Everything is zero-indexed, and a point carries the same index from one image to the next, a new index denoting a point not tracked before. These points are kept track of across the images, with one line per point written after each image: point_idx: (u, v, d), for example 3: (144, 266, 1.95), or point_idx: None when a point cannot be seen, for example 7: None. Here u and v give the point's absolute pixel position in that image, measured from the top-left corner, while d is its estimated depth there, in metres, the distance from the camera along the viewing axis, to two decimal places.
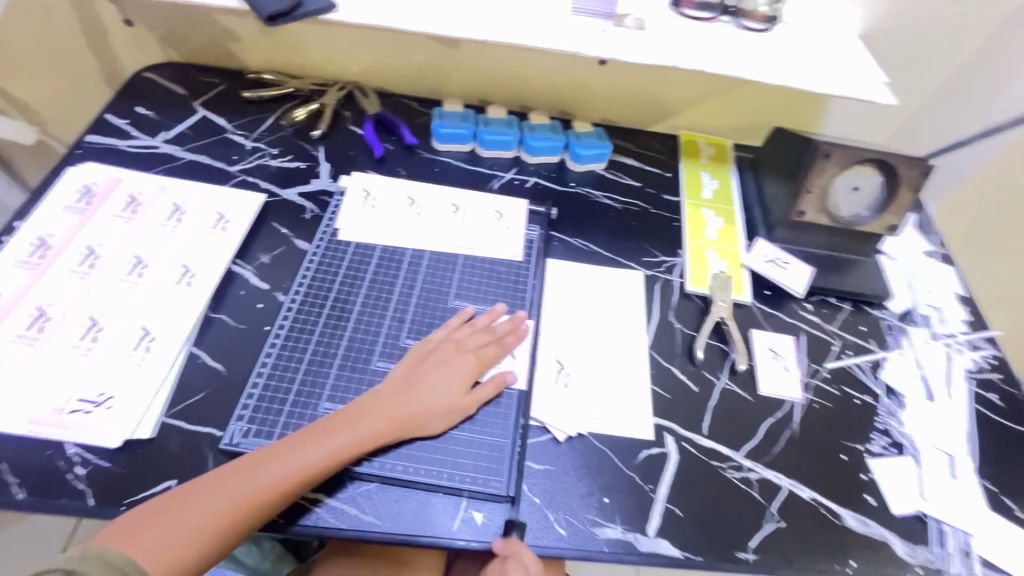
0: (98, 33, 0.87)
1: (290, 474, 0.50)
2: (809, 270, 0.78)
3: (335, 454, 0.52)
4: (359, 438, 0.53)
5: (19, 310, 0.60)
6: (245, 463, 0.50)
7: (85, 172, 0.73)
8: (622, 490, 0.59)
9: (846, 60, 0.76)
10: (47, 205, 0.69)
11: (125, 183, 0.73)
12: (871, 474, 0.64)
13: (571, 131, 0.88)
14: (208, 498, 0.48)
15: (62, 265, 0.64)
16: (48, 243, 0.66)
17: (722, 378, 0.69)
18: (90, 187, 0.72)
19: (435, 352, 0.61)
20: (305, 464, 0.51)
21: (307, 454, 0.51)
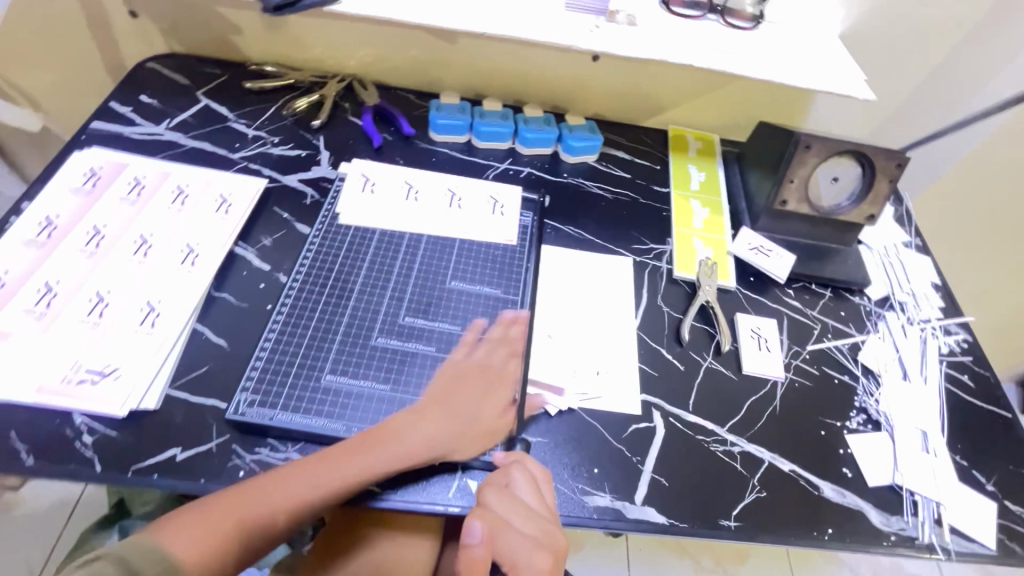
0: (102, 24, 0.89)
1: (337, 484, 0.51)
2: (792, 258, 0.82)
3: (377, 468, 0.53)
4: (400, 453, 0.55)
5: (28, 286, 0.62)
6: (290, 473, 0.51)
7: (90, 157, 0.75)
8: (612, 461, 0.62)
9: (826, 57, 0.80)
10: (53, 187, 0.71)
11: (130, 168, 0.75)
12: (848, 449, 0.67)
13: (564, 123, 0.91)
14: (256, 504, 0.48)
15: (69, 245, 0.66)
16: (54, 223, 0.68)
17: (707, 358, 0.72)
18: (95, 171, 0.74)
19: (467, 372, 0.62)
20: (352, 476, 0.52)
21: (353, 467, 0.52)
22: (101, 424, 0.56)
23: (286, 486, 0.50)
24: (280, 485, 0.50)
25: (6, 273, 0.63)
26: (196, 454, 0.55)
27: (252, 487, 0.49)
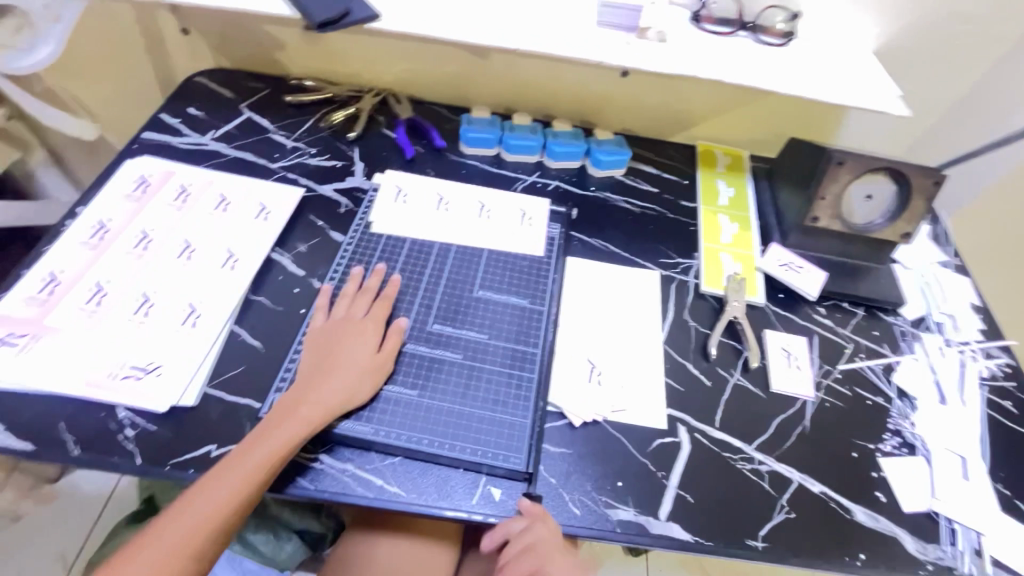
0: (156, 41, 0.94)
1: (252, 473, 0.53)
2: (823, 275, 0.80)
3: (290, 436, 0.54)
4: (298, 425, 0.55)
5: (80, 286, 0.66)
6: (212, 477, 0.53)
7: (141, 165, 0.79)
8: (636, 475, 0.61)
9: (860, 74, 0.79)
10: (107, 193, 0.75)
11: (177, 176, 0.79)
12: (881, 472, 0.65)
13: (592, 138, 0.92)
14: (187, 517, 0.51)
15: (119, 247, 0.70)
16: (106, 227, 0.72)
17: (734, 374, 0.71)
18: (145, 179, 0.78)
19: (339, 331, 0.63)
20: (263, 462, 0.53)
21: (259, 453, 0.53)
22: (142, 419, 0.58)
23: (208, 492, 0.52)
24: (203, 493, 0.52)
25: (62, 273, 0.66)
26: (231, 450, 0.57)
27: (182, 501, 0.52)
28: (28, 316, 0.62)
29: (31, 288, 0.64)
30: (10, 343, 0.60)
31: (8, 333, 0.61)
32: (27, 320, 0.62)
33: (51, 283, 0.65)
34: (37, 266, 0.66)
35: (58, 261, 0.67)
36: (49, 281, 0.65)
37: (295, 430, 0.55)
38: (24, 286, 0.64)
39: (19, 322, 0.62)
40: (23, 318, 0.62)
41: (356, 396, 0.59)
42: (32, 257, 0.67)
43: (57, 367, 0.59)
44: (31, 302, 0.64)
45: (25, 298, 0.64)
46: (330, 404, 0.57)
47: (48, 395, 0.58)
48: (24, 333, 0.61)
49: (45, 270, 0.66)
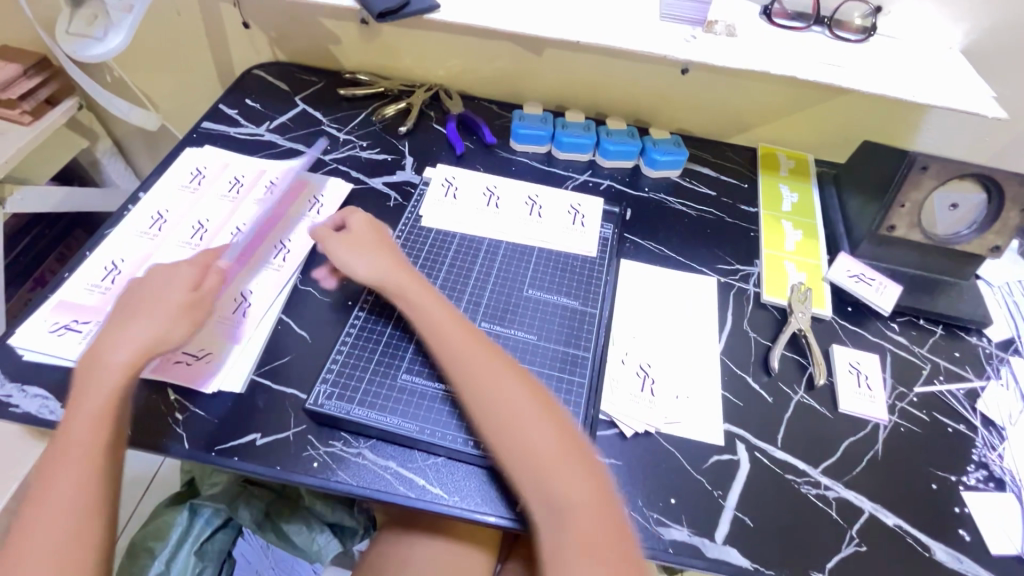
0: (218, 34, 0.96)
1: (93, 432, 0.48)
2: (899, 290, 0.74)
3: (118, 383, 0.50)
4: (119, 371, 0.51)
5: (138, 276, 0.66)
6: (45, 473, 0.47)
7: (198, 157, 0.80)
8: (690, 494, 0.57)
9: (949, 73, 0.73)
10: (164, 183, 0.76)
11: (232, 168, 0.80)
12: (964, 508, 0.60)
13: (647, 137, 0.89)
14: (43, 520, 0.45)
15: (177, 237, 0.70)
16: (164, 218, 0.73)
17: (798, 392, 0.66)
18: (201, 172, 0.79)
19: (142, 282, 0.57)
20: (98, 421, 0.49)
21: (88, 414, 0.49)
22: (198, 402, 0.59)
23: (60, 472, 0.47)
24: (45, 492, 0.46)
25: (122, 262, 0.68)
26: (275, 441, 0.57)
27: (26, 515, 0.45)
28: (92, 303, 0.64)
29: (93, 277, 0.66)
30: (75, 329, 0.61)
31: (73, 320, 0.62)
32: (91, 307, 0.63)
33: (112, 271, 0.66)
34: (100, 255, 0.68)
35: (119, 251, 0.68)
36: (110, 269, 0.67)
37: (114, 381, 0.50)
38: (89, 273, 0.66)
39: (83, 309, 0.63)
40: (87, 305, 0.63)
41: (182, 327, 0.55)
42: (95, 245, 0.69)
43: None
44: (94, 290, 0.65)
45: (88, 286, 0.65)
46: (138, 345, 0.52)
47: None
48: (88, 320, 0.62)
49: (107, 258, 0.68)
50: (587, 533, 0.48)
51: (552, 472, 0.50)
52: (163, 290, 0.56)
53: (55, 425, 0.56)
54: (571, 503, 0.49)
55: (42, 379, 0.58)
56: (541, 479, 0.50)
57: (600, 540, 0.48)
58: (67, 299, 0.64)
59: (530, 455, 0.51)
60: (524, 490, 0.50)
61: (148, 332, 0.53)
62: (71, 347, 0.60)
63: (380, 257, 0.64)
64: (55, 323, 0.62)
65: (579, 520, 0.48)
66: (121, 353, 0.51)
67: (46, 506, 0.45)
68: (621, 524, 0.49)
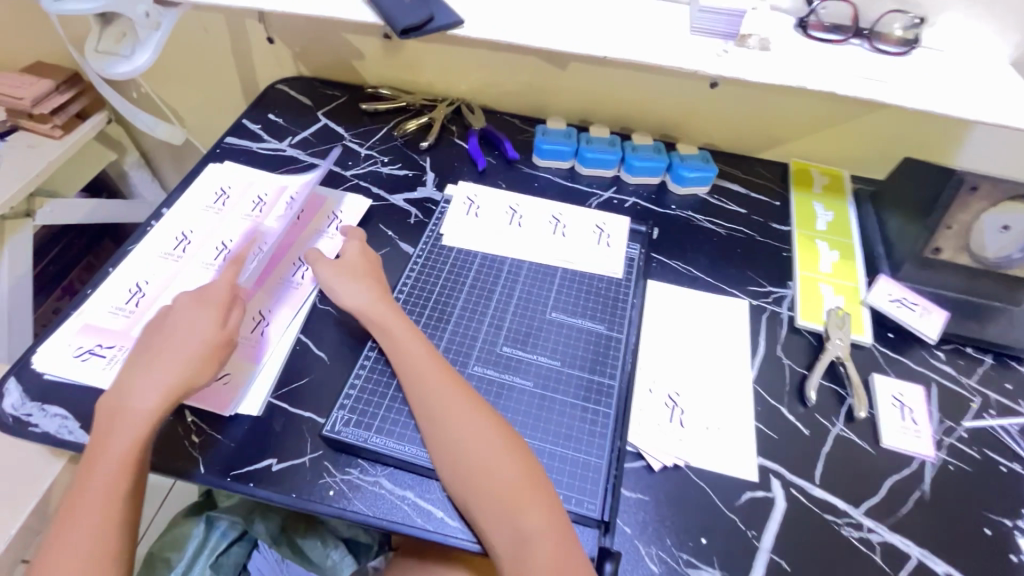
0: (243, 50, 0.97)
1: (116, 473, 0.48)
2: (944, 316, 0.70)
3: (142, 426, 0.50)
4: (144, 414, 0.50)
5: (161, 299, 0.66)
6: (68, 512, 0.46)
7: (222, 176, 0.80)
8: (722, 533, 0.54)
9: (999, 87, 0.69)
10: (188, 203, 0.76)
11: (258, 188, 0.79)
12: (1021, 556, 0.55)
13: (674, 152, 0.86)
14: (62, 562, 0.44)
15: (201, 258, 0.70)
16: (187, 239, 0.72)
17: (837, 424, 0.63)
18: (225, 191, 0.78)
19: (167, 318, 0.57)
20: (121, 462, 0.48)
21: (112, 455, 0.48)
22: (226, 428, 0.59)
23: (81, 514, 0.46)
24: (64, 535, 0.45)
25: (146, 284, 0.67)
26: (291, 467, 0.55)
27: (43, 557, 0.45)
28: (116, 327, 0.63)
29: (116, 300, 0.65)
30: (100, 354, 0.61)
31: (97, 343, 0.62)
32: (115, 331, 0.63)
33: (135, 294, 0.66)
34: (124, 277, 0.67)
35: (143, 273, 0.68)
36: (134, 292, 0.66)
37: (139, 425, 0.50)
38: (113, 295, 0.66)
39: (107, 333, 0.63)
40: (111, 329, 0.63)
41: (207, 370, 0.54)
42: (118, 265, 0.68)
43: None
44: (118, 313, 0.64)
45: (112, 309, 0.64)
46: (164, 388, 0.52)
47: None
48: (112, 344, 0.62)
49: (131, 281, 0.67)
50: (518, 542, 0.46)
51: (485, 480, 0.49)
52: (191, 327, 0.55)
53: (73, 446, 0.55)
54: (501, 513, 0.48)
55: (62, 399, 0.58)
56: (473, 485, 0.49)
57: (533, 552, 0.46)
58: (92, 322, 0.63)
59: (462, 461, 0.50)
60: (458, 494, 0.50)
61: (176, 374, 0.52)
62: (95, 371, 0.60)
63: (355, 273, 0.65)
64: (79, 348, 0.61)
65: (511, 528, 0.47)
66: (147, 397, 0.51)
67: (63, 551, 0.45)
68: (571, 541, 0.48)
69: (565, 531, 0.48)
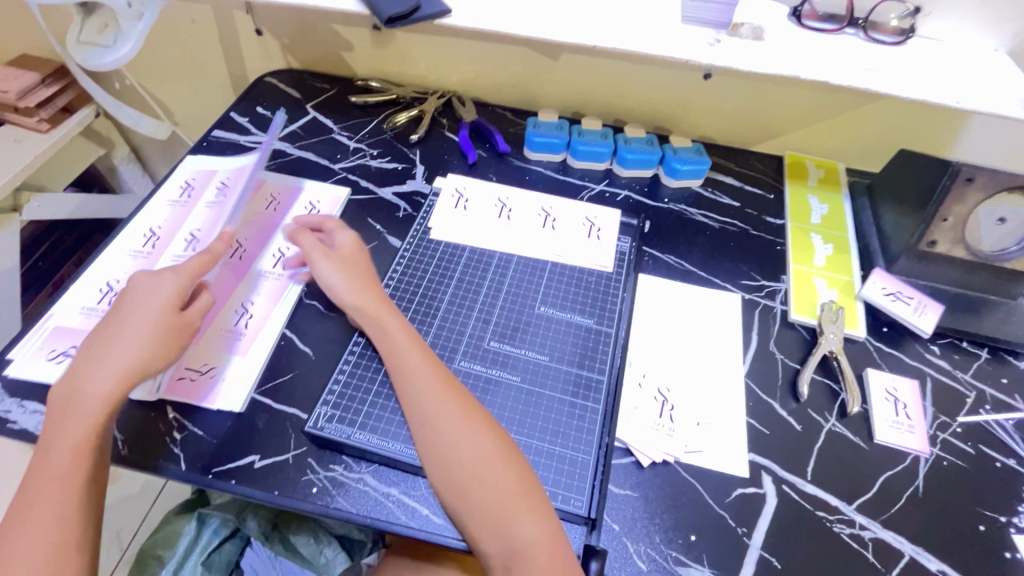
0: (230, 41, 0.95)
1: (71, 461, 0.46)
2: (940, 311, 0.69)
3: (97, 413, 0.48)
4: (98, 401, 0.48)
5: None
6: (18, 508, 0.44)
7: (188, 171, 0.79)
8: (712, 530, 0.53)
9: (996, 77, 0.68)
10: (154, 200, 0.75)
11: (223, 175, 0.78)
12: (1016, 553, 0.54)
13: (667, 144, 0.85)
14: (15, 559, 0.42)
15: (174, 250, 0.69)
16: (156, 233, 0.71)
17: (830, 420, 0.62)
18: (191, 182, 0.77)
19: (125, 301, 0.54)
20: (76, 449, 0.46)
21: (66, 442, 0.46)
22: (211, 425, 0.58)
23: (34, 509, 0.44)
24: (19, 527, 0.43)
25: (118, 282, 0.66)
26: (274, 464, 0.54)
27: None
28: (88, 326, 0.62)
29: (88, 300, 0.64)
30: (75, 356, 0.60)
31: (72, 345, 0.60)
32: (90, 331, 0.61)
33: (108, 293, 0.65)
34: (96, 276, 0.66)
35: (114, 271, 0.67)
36: (106, 291, 0.65)
37: (93, 411, 0.48)
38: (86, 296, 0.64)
39: (80, 334, 0.61)
40: (84, 329, 0.62)
41: (164, 354, 0.52)
42: (89, 266, 0.67)
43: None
44: (89, 312, 0.63)
45: (83, 309, 0.63)
46: (121, 372, 0.49)
47: None
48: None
49: (102, 281, 0.66)
50: (512, 549, 0.45)
51: (479, 486, 0.48)
52: (149, 305, 0.53)
53: None
54: (495, 521, 0.47)
55: (43, 395, 0.57)
56: (467, 492, 0.48)
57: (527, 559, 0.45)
58: (63, 323, 0.62)
59: (456, 465, 0.49)
60: (449, 499, 0.49)
61: (132, 357, 0.50)
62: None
63: (346, 265, 0.64)
64: (54, 350, 0.60)
65: (506, 534, 0.46)
66: (102, 382, 0.49)
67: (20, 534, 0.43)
68: (565, 550, 0.47)
69: (560, 539, 0.47)
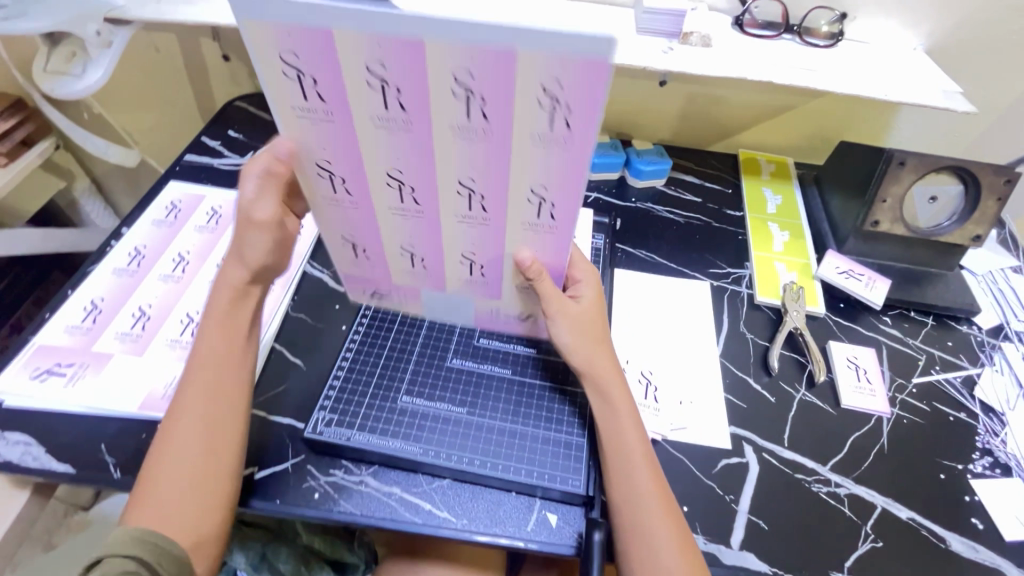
0: (198, 65, 0.96)
1: (211, 380, 0.51)
2: (887, 285, 0.75)
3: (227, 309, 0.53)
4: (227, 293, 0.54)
5: (390, 252, 0.54)
6: (169, 416, 0.50)
7: (172, 193, 0.80)
8: (703, 500, 0.56)
9: (917, 72, 0.76)
10: (140, 220, 0.75)
11: (411, 65, 0.36)
12: (975, 496, 0.59)
13: (631, 148, 0.90)
14: (164, 473, 0.47)
15: (380, 202, 0.48)
16: (334, 174, 0.46)
17: (800, 390, 0.66)
18: (294, 64, 0.38)
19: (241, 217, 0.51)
20: (215, 371, 0.52)
21: (201, 358, 0.52)
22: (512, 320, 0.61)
23: (179, 420, 0.50)
24: (168, 439, 0.49)
25: (351, 238, 0.53)
26: (273, 474, 0.55)
27: (153, 456, 0.48)
28: (73, 345, 0.62)
29: (341, 252, 0.56)
30: (387, 299, 0.63)
31: (375, 290, 0.61)
32: (73, 349, 0.61)
33: (354, 248, 0.55)
34: (327, 227, 0.53)
35: (338, 224, 0.52)
36: (90, 309, 0.65)
37: (222, 307, 0.53)
38: (335, 252, 0.56)
39: (372, 281, 0.60)
40: (69, 349, 0.61)
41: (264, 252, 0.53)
42: (70, 288, 0.67)
43: (432, 305, 0.61)
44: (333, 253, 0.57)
45: (67, 328, 0.63)
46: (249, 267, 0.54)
47: (95, 414, 0.57)
48: (388, 292, 0.61)
49: (336, 233, 0.53)
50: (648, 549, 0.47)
51: (648, 503, 0.49)
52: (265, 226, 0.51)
53: (40, 473, 0.53)
54: None
55: (25, 425, 0.56)
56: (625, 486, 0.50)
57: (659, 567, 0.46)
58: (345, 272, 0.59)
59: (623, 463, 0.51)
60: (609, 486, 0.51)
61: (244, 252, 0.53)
62: (358, 268, 0.58)
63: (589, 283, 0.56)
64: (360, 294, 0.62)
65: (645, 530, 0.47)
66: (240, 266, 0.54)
67: (173, 447, 0.48)
68: None
69: None
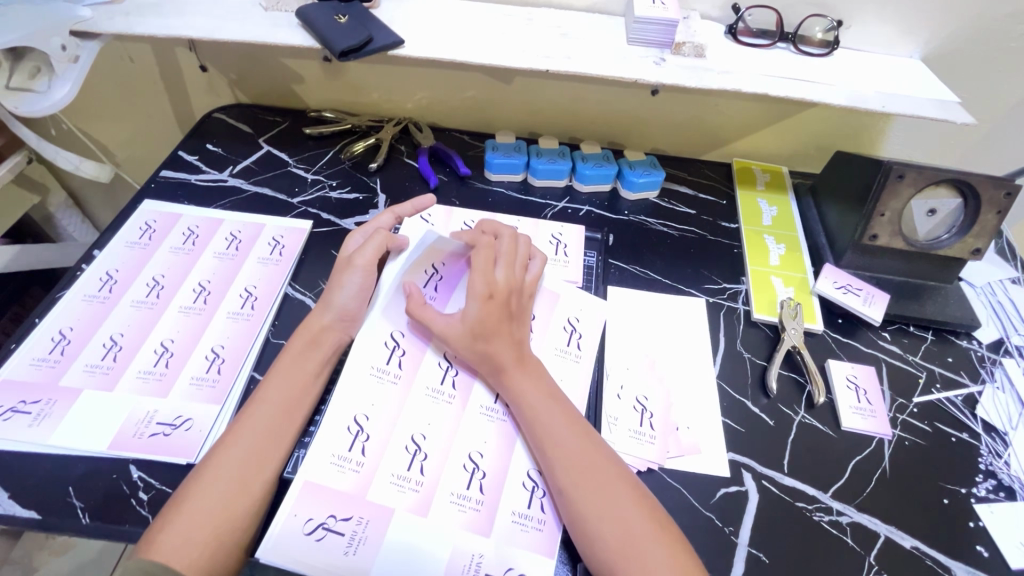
0: (174, 75, 0.93)
1: (273, 421, 0.53)
2: (886, 299, 0.73)
3: (309, 365, 0.57)
4: (319, 353, 0.58)
5: (396, 441, 0.55)
6: (221, 446, 0.51)
7: (146, 212, 0.76)
8: (702, 533, 0.54)
9: (915, 82, 0.74)
10: (111, 243, 0.72)
11: None
12: (979, 521, 0.58)
13: (623, 159, 0.88)
14: (196, 503, 0.47)
15: (423, 380, 0.59)
16: (400, 346, 0.61)
17: (799, 412, 0.64)
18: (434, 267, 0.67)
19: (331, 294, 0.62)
20: (278, 415, 0.53)
21: (271, 399, 0.54)
22: (543, 508, 0.53)
23: (226, 456, 0.50)
24: (212, 468, 0.49)
25: (368, 419, 0.56)
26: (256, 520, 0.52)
27: (193, 482, 0.49)
28: (38, 380, 0.59)
29: (337, 445, 0.54)
30: (337, 530, 0.49)
31: (329, 514, 0.50)
32: (39, 384, 0.58)
33: (359, 436, 0.55)
34: (341, 406, 0.56)
35: (362, 401, 0.57)
36: (59, 340, 0.62)
37: (308, 361, 0.57)
38: (331, 442, 0.54)
39: (340, 498, 0.51)
40: (33, 384, 0.58)
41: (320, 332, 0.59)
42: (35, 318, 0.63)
43: (388, 541, 0.49)
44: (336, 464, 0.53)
45: (33, 361, 0.60)
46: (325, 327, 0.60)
47: (63, 454, 0.54)
48: (349, 515, 0.50)
49: (348, 416, 0.56)
50: (625, 535, 0.48)
51: (606, 484, 0.50)
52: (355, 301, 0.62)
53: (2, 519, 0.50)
54: None
55: None
56: (582, 476, 0.51)
57: (629, 535, 0.48)
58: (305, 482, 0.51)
59: (576, 457, 0.52)
60: (558, 486, 0.51)
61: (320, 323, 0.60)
62: (350, 478, 0.52)
63: (513, 266, 0.62)
64: (307, 520, 0.50)
65: (618, 526, 0.48)
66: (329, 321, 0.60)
67: (213, 477, 0.48)
68: None
69: None
